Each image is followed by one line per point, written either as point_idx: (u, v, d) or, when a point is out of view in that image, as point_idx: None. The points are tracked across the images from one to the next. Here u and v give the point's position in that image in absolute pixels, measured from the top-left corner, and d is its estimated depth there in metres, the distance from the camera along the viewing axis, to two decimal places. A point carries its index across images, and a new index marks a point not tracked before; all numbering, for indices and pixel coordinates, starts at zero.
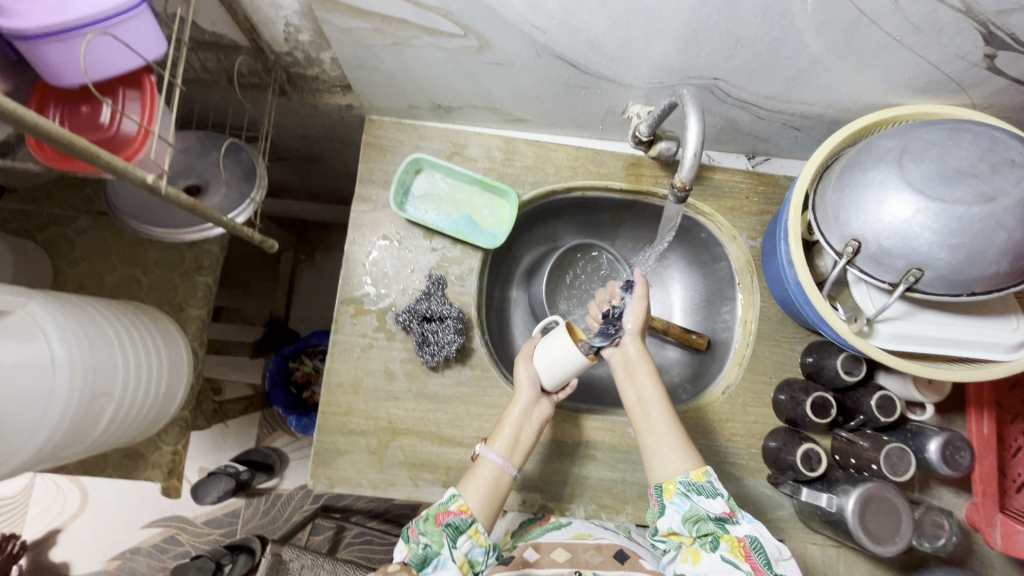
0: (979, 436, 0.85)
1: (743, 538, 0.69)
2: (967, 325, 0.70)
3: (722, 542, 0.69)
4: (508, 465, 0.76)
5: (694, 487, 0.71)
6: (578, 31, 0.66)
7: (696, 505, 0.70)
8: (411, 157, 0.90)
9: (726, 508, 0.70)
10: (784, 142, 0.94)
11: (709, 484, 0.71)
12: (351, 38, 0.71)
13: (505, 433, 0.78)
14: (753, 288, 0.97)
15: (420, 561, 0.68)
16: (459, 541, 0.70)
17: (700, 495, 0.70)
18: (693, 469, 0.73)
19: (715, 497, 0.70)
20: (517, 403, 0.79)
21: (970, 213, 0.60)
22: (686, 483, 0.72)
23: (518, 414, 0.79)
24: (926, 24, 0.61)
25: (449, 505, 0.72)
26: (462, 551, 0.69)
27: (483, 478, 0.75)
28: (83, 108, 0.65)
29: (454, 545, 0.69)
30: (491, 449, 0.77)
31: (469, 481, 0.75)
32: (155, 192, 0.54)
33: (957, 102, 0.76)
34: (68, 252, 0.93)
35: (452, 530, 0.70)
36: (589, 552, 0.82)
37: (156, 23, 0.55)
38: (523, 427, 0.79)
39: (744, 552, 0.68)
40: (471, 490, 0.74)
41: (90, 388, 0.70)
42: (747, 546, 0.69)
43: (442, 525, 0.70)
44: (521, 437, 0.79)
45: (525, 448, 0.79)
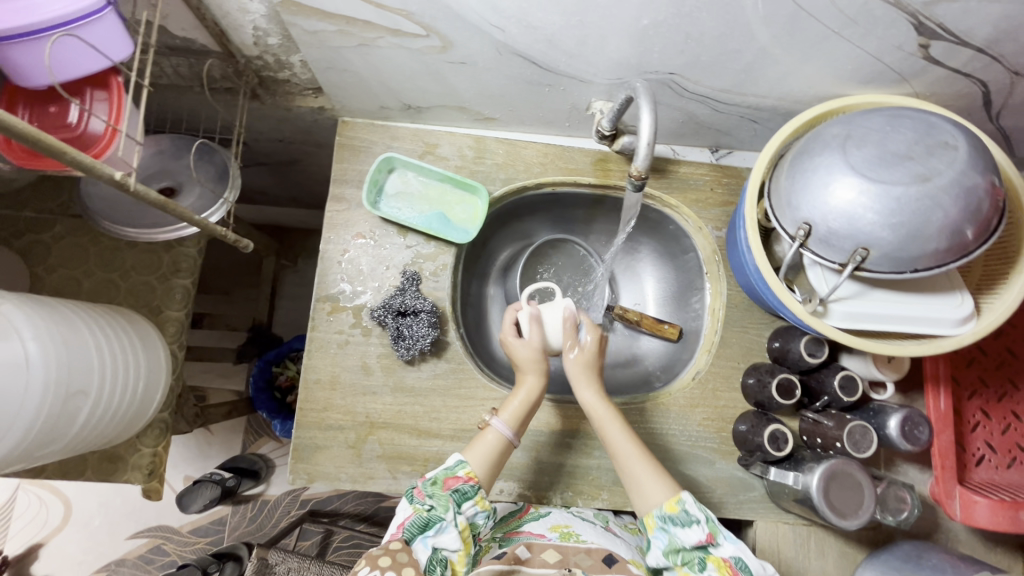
0: (937, 412, 0.88)
1: (728, 558, 0.70)
2: (914, 303, 0.73)
3: (709, 564, 0.70)
4: (514, 437, 0.80)
5: (669, 518, 0.73)
6: (535, 29, 0.69)
7: (674, 536, 0.72)
8: (383, 156, 0.92)
9: (703, 534, 0.71)
10: (744, 135, 0.97)
11: (683, 514, 0.72)
12: (318, 40, 0.74)
13: (516, 407, 0.81)
14: (719, 277, 1.00)
15: (421, 525, 0.69)
16: (464, 506, 0.72)
17: (675, 526, 0.72)
18: (666, 501, 0.74)
19: (690, 525, 0.71)
20: (529, 384, 0.82)
21: (908, 194, 0.63)
22: (663, 517, 0.73)
23: (531, 393, 0.82)
24: (860, 17, 0.64)
25: (457, 471, 0.74)
26: (465, 516, 0.71)
27: (489, 444, 0.78)
28: (51, 108, 0.66)
29: (457, 510, 0.71)
30: (501, 420, 0.80)
31: (474, 447, 0.78)
32: (124, 189, 0.56)
33: (901, 91, 0.80)
34: (45, 257, 0.94)
35: (459, 495, 0.72)
36: (579, 555, 0.76)
37: (121, 25, 0.57)
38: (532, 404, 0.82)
39: (731, 572, 0.69)
40: (477, 456, 0.77)
41: (65, 388, 0.71)
42: (733, 566, 0.69)
43: (449, 490, 0.72)
44: (529, 413, 0.82)
45: (528, 423, 0.82)
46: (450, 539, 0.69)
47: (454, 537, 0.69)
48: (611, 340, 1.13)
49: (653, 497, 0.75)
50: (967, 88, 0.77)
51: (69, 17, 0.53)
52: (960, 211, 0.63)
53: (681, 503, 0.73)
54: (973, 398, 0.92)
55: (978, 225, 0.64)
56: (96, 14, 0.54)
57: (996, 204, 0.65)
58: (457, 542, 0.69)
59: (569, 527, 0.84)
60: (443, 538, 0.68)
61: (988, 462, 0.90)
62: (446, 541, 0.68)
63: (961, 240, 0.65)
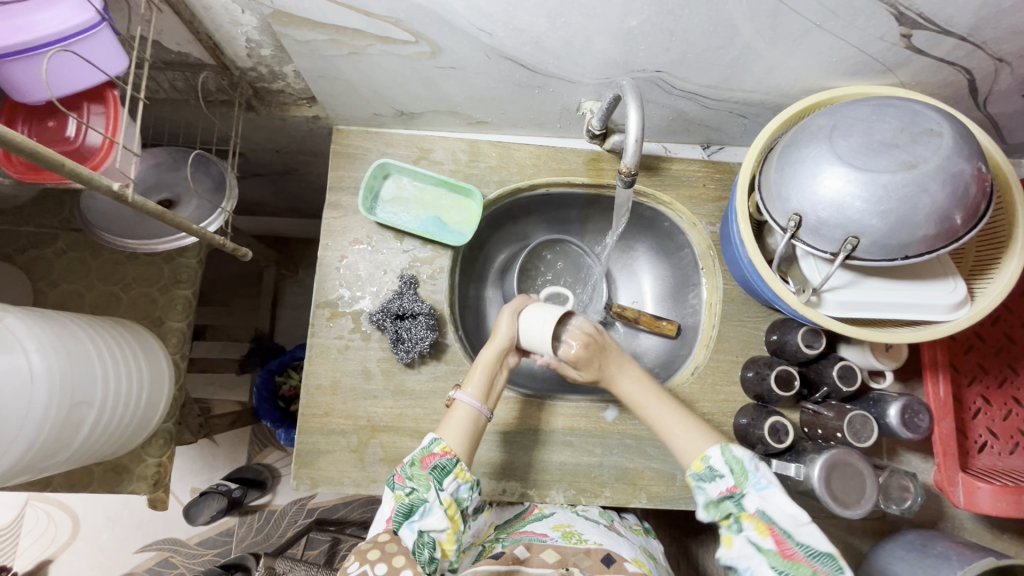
0: (936, 399, 0.88)
1: (757, 512, 0.68)
2: (908, 289, 0.74)
3: (745, 523, 0.69)
4: (483, 407, 0.79)
5: (697, 477, 0.72)
6: (522, 32, 0.70)
7: (705, 493, 0.71)
8: (378, 163, 0.94)
9: (728, 486, 0.70)
10: (735, 130, 0.98)
11: (709, 470, 0.71)
12: (310, 50, 0.75)
13: (479, 378, 0.81)
14: (715, 272, 1.00)
15: (405, 512, 0.70)
16: (446, 482, 0.72)
17: (703, 482, 0.71)
18: (694, 461, 0.73)
19: (715, 479, 0.71)
20: (488, 353, 0.82)
21: (895, 180, 0.63)
22: (694, 478, 0.72)
23: (490, 359, 0.82)
24: (841, 9, 0.65)
25: (432, 448, 0.74)
26: (448, 492, 0.71)
27: (461, 419, 0.77)
28: (50, 122, 0.68)
29: (440, 488, 0.71)
30: (465, 392, 0.79)
31: (447, 424, 0.77)
32: (122, 200, 0.57)
33: (886, 82, 0.81)
34: (48, 272, 0.95)
35: (438, 472, 0.72)
36: (579, 556, 0.77)
37: (117, 39, 0.59)
38: (493, 372, 0.82)
39: (766, 529, 0.67)
40: (450, 432, 0.76)
41: (69, 398, 0.72)
42: (765, 521, 0.68)
43: (429, 468, 0.72)
44: (494, 384, 0.82)
45: (495, 392, 0.82)
46: (435, 519, 0.70)
47: (440, 516, 0.70)
48: (610, 338, 1.14)
49: (687, 455, 0.75)
50: (952, 76, 0.78)
51: (65, 32, 0.55)
52: (948, 197, 0.63)
53: (705, 460, 0.72)
54: (973, 384, 0.92)
55: (966, 210, 0.65)
56: (91, 30, 0.56)
57: (983, 189, 0.65)
58: (443, 521, 0.70)
59: (570, 526, 0.85)
60: (429, 520, 0.69)
61: (991, 449, 0.90)
62: (433, 522, 0.69)
63: (950, 225, 0.65)
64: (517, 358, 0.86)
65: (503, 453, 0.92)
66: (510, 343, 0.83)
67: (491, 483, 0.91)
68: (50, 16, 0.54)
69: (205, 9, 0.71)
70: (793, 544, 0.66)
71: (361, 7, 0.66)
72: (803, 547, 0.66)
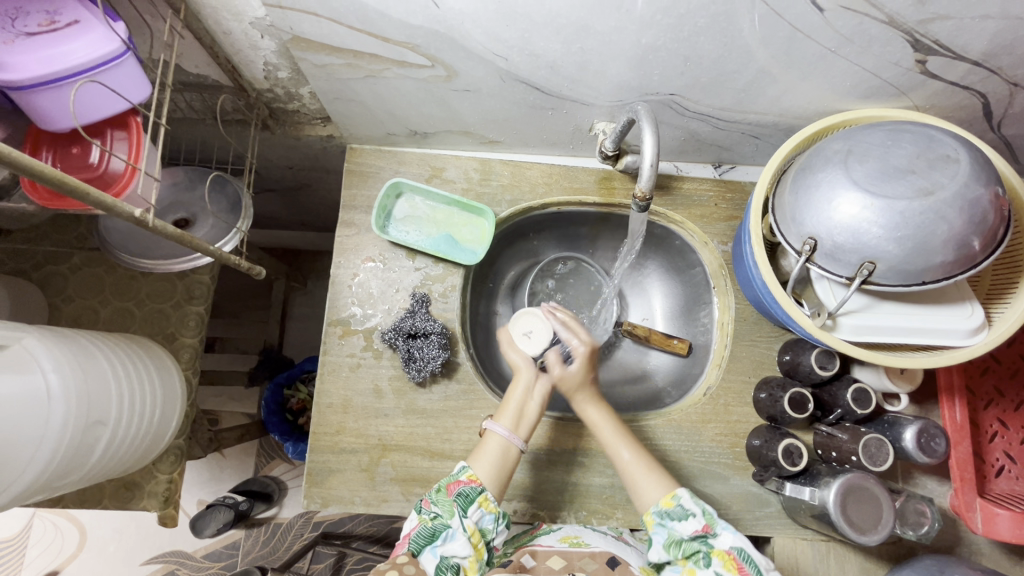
0: (953, 423, 0.87)
1: (730, 549, 0.70)
2: (923, 314, 0.73)
3: (714, 559, 0.70)
4: (515, 438, 0.79)
5: (666, 513, 0.74)
6: (538, 57, 0.70)
7: (672, 530, 0.73)
8: (391, 182, 0.94)
9: (700, 524, 0.72)
10: (746, 150, 0.98)
11: (679, 508, 0.74)
12: (326, 73, 0.76)
13: (510, 409, 0.82)
14: (727, 291, 1.00)
15: (428, 535, 0.70)
16: (470, 510, 0.72)
17: (672, 520, 0.73)
18: (663, 497, 0.75)
19: (686, 517, 0.73)
20: (518, 386, 0.84)
21: (912, 207, 0.63)
22: (659, 513, 0.74)
23: (520, 393, 0.83)
24: (856, 36, 0.66)
25: (460, 476, 0.76)
26: (472, 520, 0.72)
27: (492, 451, 0.78)
28: (74, 149, 0.68)
29: (464, 514, 0.72)
30: (497, 423, 0.80)
31: (478, 454, 0.79)
32: (142, 225, 0.57)
33: (900, 104, 0.81)
34: (63, 288, 0.96)
35: (463, 499, 0.73)
36: (583, 560, 0.77)
37: (141, 67, 0.60)
38: (524, 403, 0.83)
39: (735, 565, 0.69)
40: (481, 462, 0.77)
41: (85, 418, 0.72)
42: (736, 557, 0.69)
43: (453, 496, 0.73)
44: (525, 411, 0.82)
45: (530, 421, 0.82)
46: (458, 545, 0.69)
47: (464, 543, 0.69)
48: (621, 356, 1.14)
49: (650, 496, 0.77)
50: (966, 100, 0.78)
51: (93, 63, 0.55)
52: (965, 223, 0.63)
53: (676, 498, 0.75)
54: (989, 407, 0.91)
55: (984, 235, 0.65)
56: (117, 59, 0.57)
57: (1001, 215, 0.65)
58: (466, 547, 0.69)
59: (579, 537, 0.83)
60: (451, 546, 0.69)
61: (1008, 473, 0.89)
62: (456, 547, 0.69)
63: (968, 251, 0.65)
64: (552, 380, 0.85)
65: (514, 473, 0.91)
66: (537, 373, 0.85)
67: (502, 504, 0.90)
68: (76, 47, 0.55)
69: (225, 34, 0.72)
70: None
71: (380, 34, 0.66)
72: None
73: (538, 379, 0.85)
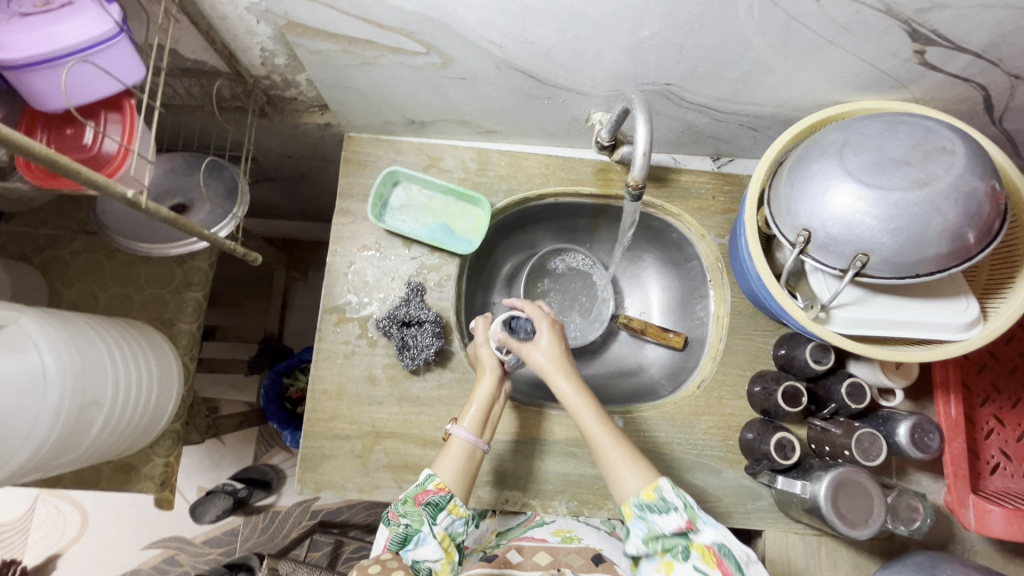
0: (948, 419, 0.86)
1: (711, 544, 0.68)
2: (918, 308, 0.73)
3: (693, 552, 0.68)
4: (479, 441, 0.80)
5: (647, 506, 0.70)
6: (532, 44, 0.70)
7: (652, 524, 0.70)
8: (388, 170, 0.95)
9: (683, 520, 0.69)
10: (745, 143, 0.98)
11: (661, 501, 0.70)
12: (323, 60, 0.76)
13: (473, 411, 0.82)
14: (723, 284, 1.00)
15: (400, 540, 0.71)
16: (439, 517, 0.73)
17: (654, 514, 0.70)
18: (644, 489, 0.71)
19: (669, 512, 0.69)
20: (485, 386, 0.83)
21: (906, 198, 0.63)
22: (640, 505, 0.71)
23: (486, 394, 0.83)
24: (854, 25, 0.65)
25: (426, 484, 0.75)
26: (442, 526, 0.72)
27: (456, 455, 0.78)
28: (68, 130, 0.69)
29: (433, 521, 0.72)
30: (461, 427, 0.80)
31: (442, 459, 0.78)
32: (136, 207, 0.58)
33: (900, 97, 0.80)
34: (63, 272, 0.97)
35: (432, 508, 0.73)
36: (571, 556, 0.78)
37: (134, 49, 0.60)
38: (489, 406, 0.83)
39: (715, 559, 0.67)
40: (445, 467, 0.77)
41: (80, 399, 0.73)
42: (716, 552, 0.67)
43: (421, 505, 0.73)
44: (490, 415, 0.83)
45: (491, 424, 0.83)
46: (429, 549, 0.70)
47: (435, 547, 0.71)
48: (617, 349, 1.14)
49: (632, 485, 0.72)
50: (967, 93, 0.77)
51: (86, 44, 0.56)
52: (960, 215, 0.63)
53: (658, 490, 0.70)
54: (986, 404, 0.90)
55: (980, 228, 0.64)
56: (110, 40, 0.57)
57: (997, 208, 0.64)
58: (437, 552, 0.71)
59: (571, 532, 0.86)
60: (423, 550, 0.70)
61: (1004, 470, 0.88)
62: (427, 551, 0.70)
63: (963, 244, 0.64)
64: (510, 386, 0.87)
65: (507, 462, 0.92)
66: (502, 376, 0.85)
67: (494, 493, 0.91)
68: (68, 27, 0.55)
69: (220, 19, 0.72)
70: None
71: (373, 19, 0.66)
72: None
73: (501, 382, 0.85)
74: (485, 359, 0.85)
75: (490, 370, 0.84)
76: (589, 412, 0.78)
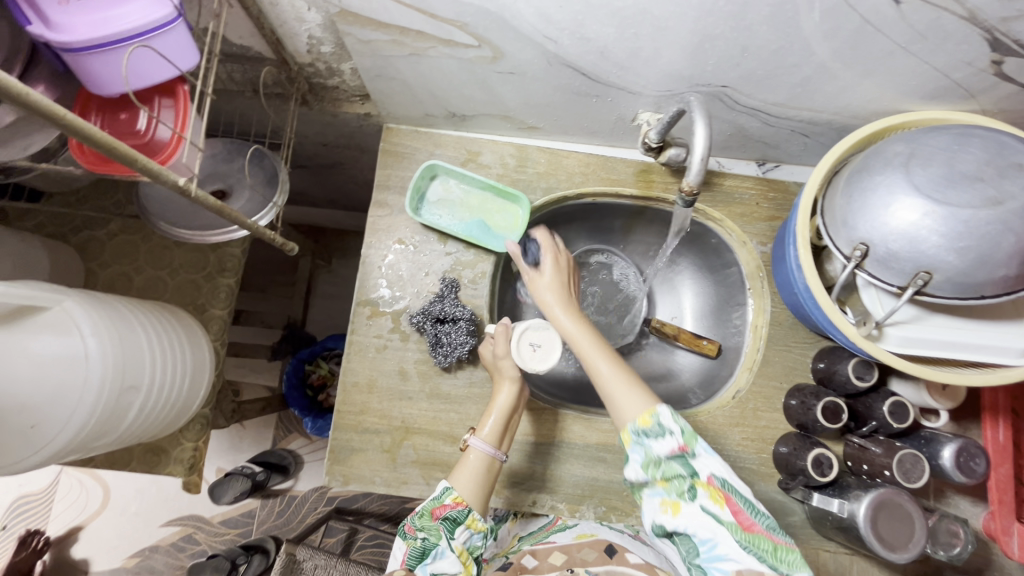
0: (995, 444, 0.84)
1: (711, 478, 0.66)
2: (975, 329, 0.70)
3: (697, 489, 0.66)
4: (497, 452, 0.79)
5: (643, 432, 0.68)
6: (588, 41, 0.68)
7: (649, 449, 0.68)
8: (426, 164, 0.93)
9: (679, 444, 0.66)
10: (794, 149, 0.95)
11: (657, 426, 0.67)
12: (370, 49, 0.75)
13: (491, 422, 0.80)
14: (763, 293, 0.97)
15: (418, 555, 0.74)
16: (457, 532, 0.74)
17: (649, 439, 0.67)
18: (641, 415, 0.69)
19: (664, 437, 0.67)
20: (504, 396, 0.82)
21: (977, 216, 0.60)
22: (636, 432, 0.69)
23: (506, 404, 0.81)
24: (931, 31, 0.62)
25: (443, 499, 0.75)
26: (460, 541, 0.74)
27: (474, 466, 0.78)
28: (121, 115, 0.69)
29: (451, 536, 0.74)
30: (479, 437, 0.79)
31: (459, 471, 0.78)
32: (186, 195, 0.56)
33: (966, 108, 0.76)
34: (99, 252, 0.98)
35: (449, 522, 0.74)
36: (583, 551, 0.84)
37: (191, 35, 0.59)
38: (509, 416, 0.81)
39: (722, 497, 0.65)
40: (462, 480, 0.77)
41: (120, 383, 0.73)
42: (721, 488, 0.65)
43: (439, 519, 0.74)
44: (508, 426, 0.82)
45: (509, 434, 0.82)
46: (447, 563, 0.73)
47: (452, 561, 0.73)
48: (647, 354, 1.12)
49: (629, 411, 0.70)
50: None
51: (144, 28, 0.55)
52: None
53: (654, 415, 0.68)
54: None
55: None
56: (167, 25, 0.56)
57: None
58: (455, 565, 0.73)
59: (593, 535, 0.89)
60: (441, 563, 0.73)
61: None
62: (444, 565, 0.73)
63: None
64: (528, 396, 0.85)
65: (536, 463, 0.91)
66: (520, 383, 0.82)
67: (521, 494, 0.90)
68: (131, 11, 0.56)
69: (271, 5, 0.71)
70: (748, 514, 0.65)
71: (428, 10, 0.65)
72: (761, 517, 0.65)
73: (521, 391, 0.83)
74: (506, 367, 0.83)
75: (509, 381, 0.82)
76: (586, 341, 0.77)
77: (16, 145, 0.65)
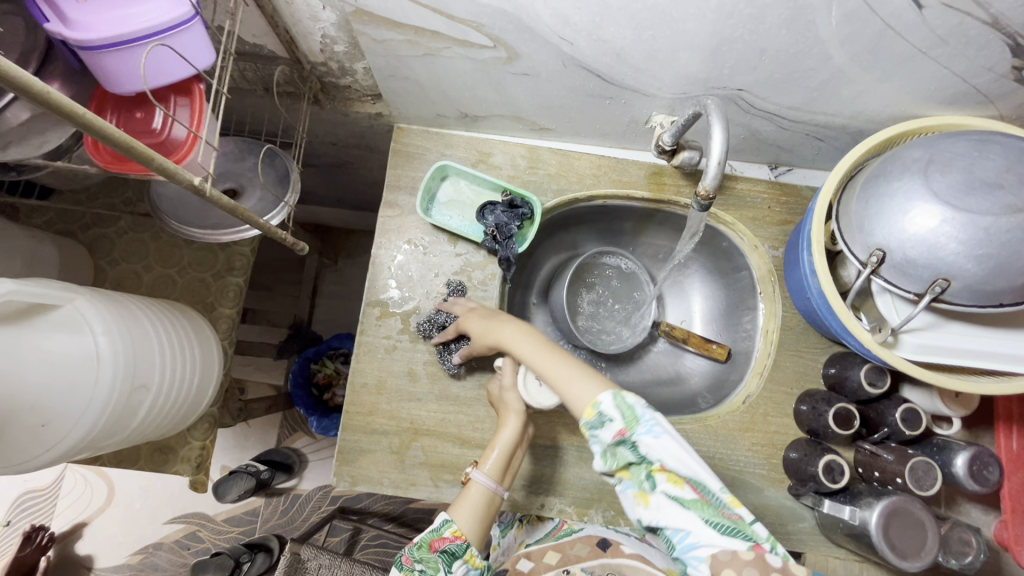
0: (1008, 452, 0.84)
1: (666, 464, 0.64)
2: (991, 338, 0.70)
3: (658, 476, 0.65)
4: (498, 487, 0.79)
5: (589, 425, 0.66)
6: (605, 42, 0.68)
7: (598, 439, 0.66)
8: (437, 164, 0.93)
9: (621, 432, 0.64)
10: (807, 153, 0.94)
11: (599, 416, 0.65)
12: (385, 49, 0.74)
13: (494, 456, 0.79)
14: (775, 298, 0.97)
15: None
16: (454, 566, 0.73)
17: (595, 430, 0.66)
18: (584, 408, 0.67)
19: (607, 424, 0.65)
20: (510, 431, 0.80)
21: (998, 224, 0.59)
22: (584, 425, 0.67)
23: (510, 439, 0.80)
24: (952, 36, 0.61)
25: (443, 531, 0.74)
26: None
27: (475, 501, 0.77)
28: (138, 114, 0.70)
29: (449, 570, 0.72)
30: (481, 472, 0.78)
31: (459, 505, 0.77)
32: (201, 195, 0.56)
33: (984, 113, 0.76)
34: (109, 251, 0.98)
35: (448, 556, 0.73)
36: (577, 548, 0.90)
37: (207, 34, 0.59)
38: (511, 452, 0.80)
39: (683, 482, 0.64)
40: (462, 515, 0.76)
41: (129, 381, 0.73)
42: (682, 474, 0.64)
43: (437, 552, 0.73)
44: (511, 462, 0.81)
45: (511, 469, 0.81)
46: None
47: None
48: (655, 357, 1.12)
49: (575, 404, 0.69)
50: None
51: (161, 27, 0.55)
52: None
53: (596, 406, 0.65)
54: None
55: None
56: (184, 24, 0.56)
57: None
58: None
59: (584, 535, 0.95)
60: None
61: None
62: None
63: None
64: (531, 432, 0.84)
65: (545, 466, 0.90)
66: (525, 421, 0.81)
67: (530, 497, 0.89)
68: (148, 10, 0.56)
69: (286, 3, 0.71)
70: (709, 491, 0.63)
71: (445, 10, 0.64)
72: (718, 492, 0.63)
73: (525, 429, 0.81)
74: (512, 401, 0.81)
75: (514, 415, 0.80)
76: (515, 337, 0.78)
77: (31, 143, 0.64)
